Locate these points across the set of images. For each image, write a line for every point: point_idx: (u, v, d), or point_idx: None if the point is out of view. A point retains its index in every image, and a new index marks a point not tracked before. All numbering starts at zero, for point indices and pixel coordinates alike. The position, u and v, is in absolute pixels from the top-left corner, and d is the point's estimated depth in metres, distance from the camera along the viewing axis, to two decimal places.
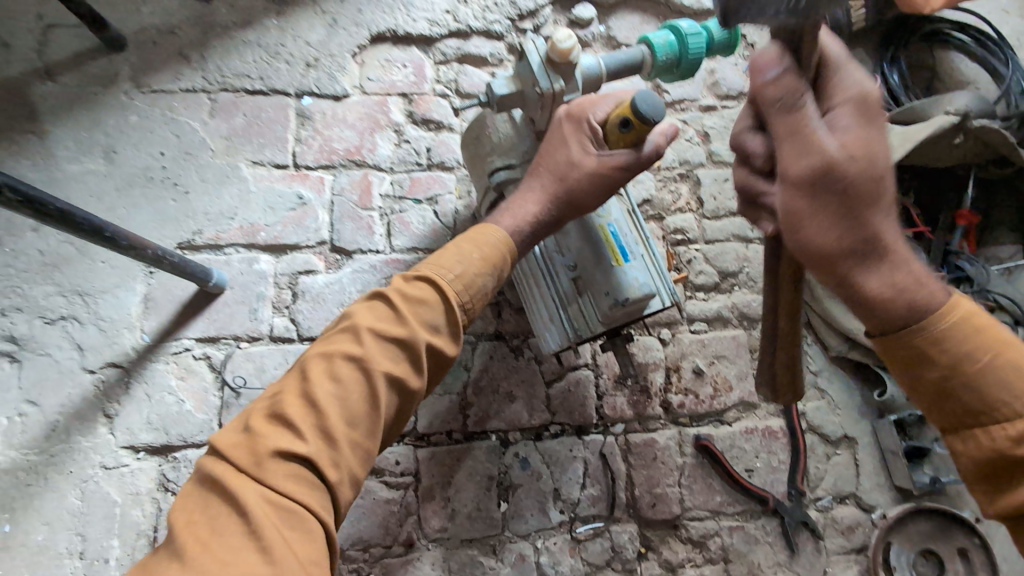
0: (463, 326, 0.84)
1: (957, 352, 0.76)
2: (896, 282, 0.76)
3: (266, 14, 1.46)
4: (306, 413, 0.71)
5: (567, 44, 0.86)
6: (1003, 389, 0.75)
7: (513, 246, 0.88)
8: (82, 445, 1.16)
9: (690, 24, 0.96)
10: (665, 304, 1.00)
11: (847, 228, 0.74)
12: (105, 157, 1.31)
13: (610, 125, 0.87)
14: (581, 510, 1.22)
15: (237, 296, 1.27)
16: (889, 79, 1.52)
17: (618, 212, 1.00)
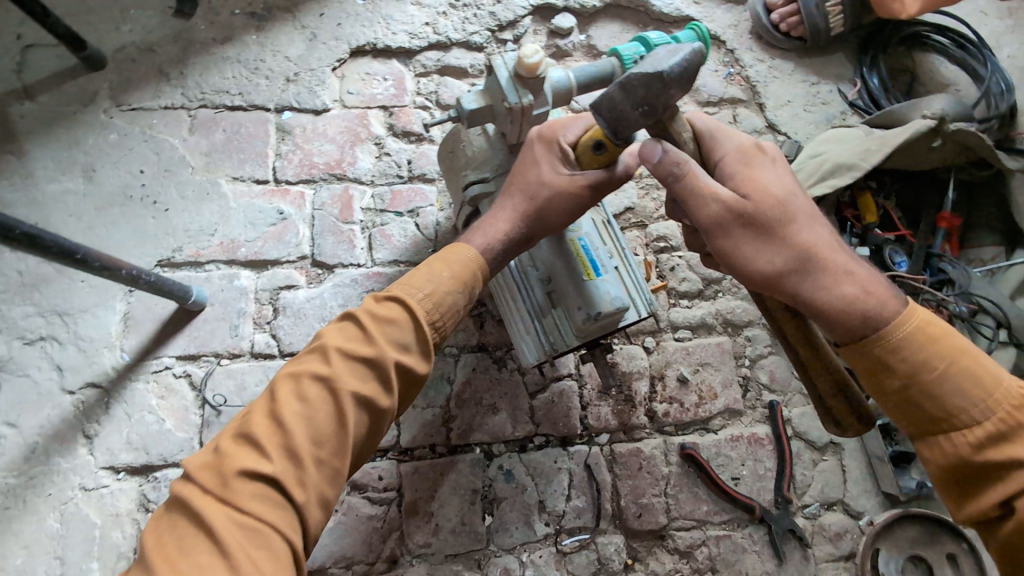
0: (436, 344, 0.83)
1: (915, 360, 0.76)
2: (843, 294, 0.78)
3: (245, 31, 1.46)
4: (272, 433, 0.71)
5: (534, 58, 0.86)
6: (961, 395, 0.74)
7: (484, 265, 0.88)
8: (61, 467, 1.15)
9: (659, 35, 0.97)
10: (641, 315, 1.00)
11: (764, 252, 0.79)
12: (84, 176, 1.30)
13: (582, 145, 0.87)
14: (566, 522, 1.21)
15: (218, 313, 1.27)
16: (868, 83, 1.52)
17: (590, 225, 0.99)
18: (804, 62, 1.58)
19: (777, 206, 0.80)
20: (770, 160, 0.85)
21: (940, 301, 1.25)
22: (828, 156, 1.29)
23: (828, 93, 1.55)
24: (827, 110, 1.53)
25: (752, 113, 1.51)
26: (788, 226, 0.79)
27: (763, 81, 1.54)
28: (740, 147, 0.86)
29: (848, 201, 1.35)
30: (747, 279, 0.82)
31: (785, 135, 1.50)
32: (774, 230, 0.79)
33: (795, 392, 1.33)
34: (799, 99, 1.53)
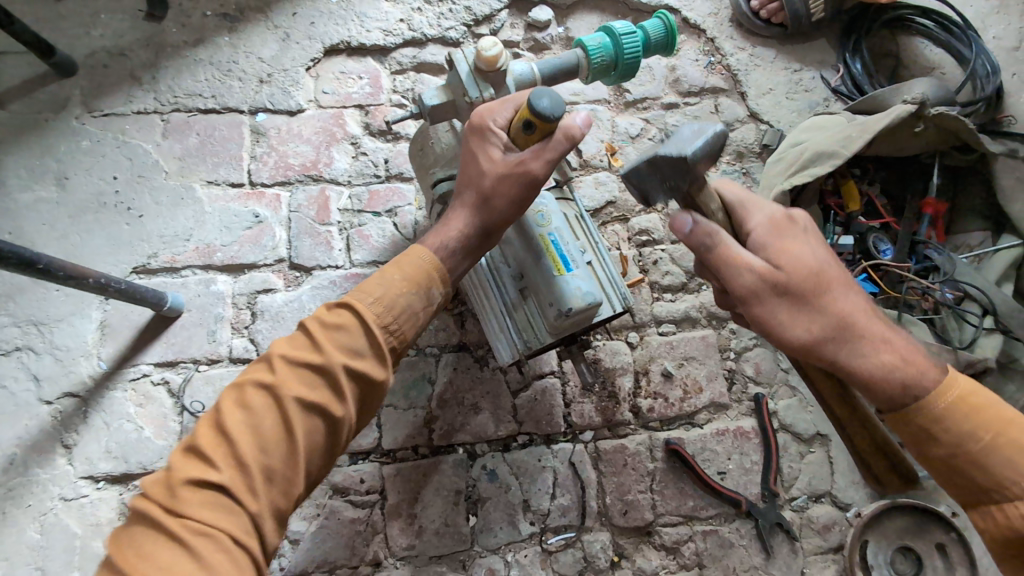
0: (393, 348, 0.81)
1: (960, 432, 0.80)
2: (882, 362, 0.80)
3: (217, 32, 1.44)
4: (220, 442, 0.72)
5: (493, 52, 0.86)
6: (1007, 468, 0.78)
7: (440, 265, 0.85)
8: (40, 477, 1.14)
9: (625, 25, 0.96)
10: (615, 310, 0.99)
11: (801, 323, 0.81)
12: (57, 184, 1.29)
13: (512, 128, 0.84)
14: (552, 521, 1.20)
15: (195, 319, 1.25)
16: (851, 68, 1.50)
17: (560, 219, 0.97)
18: (785, 49, 1.56)
19: (813, 277, 0.81)
20: (803, 229, 0.86)
21: (926, 287, 1.23)
22: (808, 144, 1.27)
23: (811, 80, 1.53)
24: (810, 97, 1.51)
25: (734, 103, 1.50)
26: (826, 297, 0.81)
27: (744, 70, 1.52)
28: (772, 217, 0.87)
29: (831, 189, 1.33)
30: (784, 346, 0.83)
31: (768, 124, 1.48)
32: (812, 302, 0.80)
33: (782, 383, 1.32)
34: (781, 86, 1.51)
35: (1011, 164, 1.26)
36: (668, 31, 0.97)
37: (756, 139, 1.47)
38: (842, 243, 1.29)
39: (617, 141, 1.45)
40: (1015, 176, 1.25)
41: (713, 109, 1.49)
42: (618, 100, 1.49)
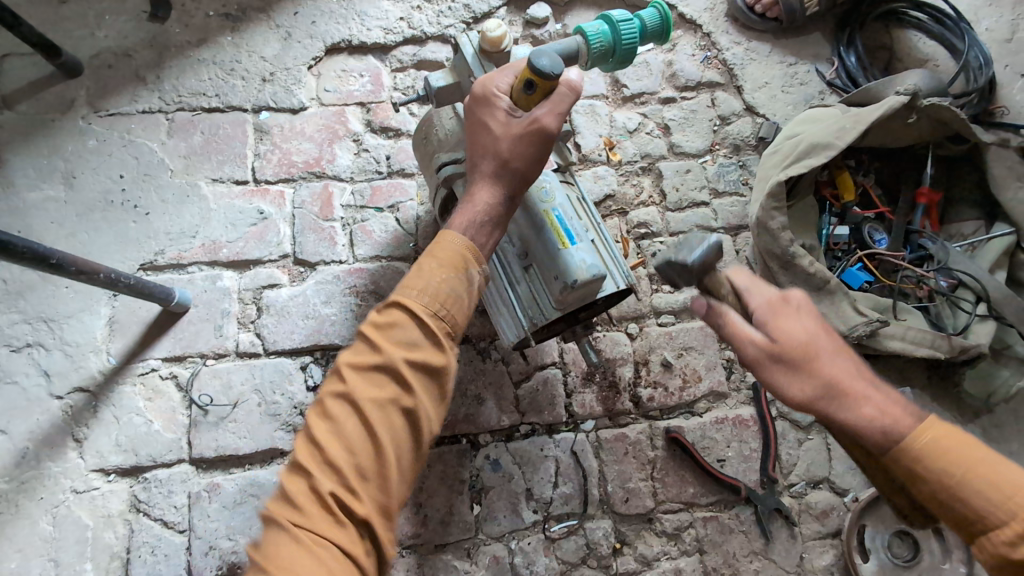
0: (448, 333, 0.79)
1: (940, 470, 0.70)
2: (867, 417, 0.74)
3: (220, 32, 1.46)
4: (310, 458, 0.71)
5: (496, 33, 0.91)
6: (985, 501, 0.69)
7: (475, 245, 0.83)
8: (52, 470, 1.16)
9: (622, 13, 0.98)
10: (619, 286, 1.00)
11: (796, 385, 0.77)
12: (65, 183, 1.31)
13: (514, 91, 0.87)
14: (554, 508, 1.22)
15: (202, 314, 1.28)
16: (846, 61, 1.52)
17: (563, 198, 0.99)
18: (781, 43, 1.57)
19: (806, 346, 0.78)
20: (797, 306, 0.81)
21: (920, 276, 1.27)
22: (803, 136, 1.28)
23: (806, 73, 1.55)
24: (805, 90, 1.53)
25: (730, 97, 1.52)
26: (815, 362, 0.76)
27: (740, 64, 1.54)
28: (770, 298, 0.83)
29: (827, 180, 1.36)
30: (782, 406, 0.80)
31: (764, 117, 1.50)
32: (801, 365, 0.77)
33: None
34: (777, 80, 1.53)
35: (1002, 154, 1.26)
36: (664, 19, 0.99)
37: (753, 132, 1.49)
38: (837, 234, 1.32)
39: (615, 135, 1.47)
40: (1007, 165, 1.26)
41: (710, 103, 1.51)
42: (616, 95, 1.51)
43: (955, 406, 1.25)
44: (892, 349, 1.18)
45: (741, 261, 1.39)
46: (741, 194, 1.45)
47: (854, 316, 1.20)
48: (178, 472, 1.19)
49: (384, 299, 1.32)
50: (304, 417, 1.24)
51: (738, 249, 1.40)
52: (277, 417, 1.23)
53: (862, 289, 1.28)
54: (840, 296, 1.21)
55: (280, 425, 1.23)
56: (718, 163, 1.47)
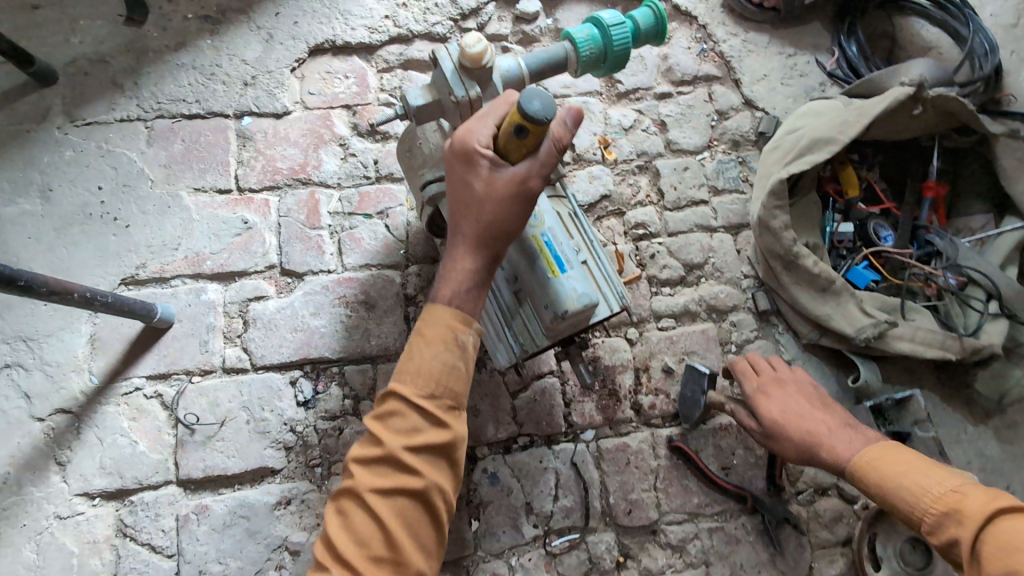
0: (446, 407, 0.80)
1: (874, 485, 0.92)
2: (829, 454, 0.99)
3: (199, 35, 1.41)
4: (329, 552, 0.76)
5: (478, 48, 0.83)
6: (905, 494, 0.88)
7: (465, 316, 0.83)
8: (35, 496, 1.12)
9: (614, 15, 0.92)
10: (612, 310, 0.96)
11: (781, 448, 1.05)
12: (41, 197, 1.26)
13: (502, 137, 0.81)
14: (555, 522, 1.19)
15: (186, 329, 1.23)
16: (846, 51, 1.47)
17: (553, 219, 0.94)
18: (779, 33, 1.52)
19: (777, 412, 1.06)
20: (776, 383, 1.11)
21: (928, 274, 1.22)
22: (804, 130, 1.24)
23: (805, 65, 1.50)
24: (805, 82, 1.48)
25: (728, 90, 1.47)
26: (781, 420, 1.05)
27: (737, 56, 1.49)
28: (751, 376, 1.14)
29: (830, 176, 1.31)
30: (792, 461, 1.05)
31: (763, 110, 1.46)
32: (771, 425, 1.06)
33: None
34: (776, 72, 1.48)
35: (1012, 145, 1.21)
36: (659, 20, 0.94)
37: (752, 127, 1.45)
38: (842, 231, 1.26)
39: (610, 133, 1.42)
40: (1017, 157, 1.21)
41: (708, 97, 1.47)
42: (610, 92, 1.46)
43: (965, 407, 1.22)
44: (901, 350, 1.15)
45: (743, 262, 1.35)
46: (741, 191, 1.40)
47: (860, 317, 1.17)
48: (165, 494, 1.15)
49: (375, 309, 1.28)
50: (295, 434, 1.20)
51: (739, 248, 1.36)
52: (267, 435, 1.19)
53: (868, 288, 1.24)
54: (846, 296, 1.18)
55: (270, 443, 1.19)
56: (717, 159, 1.42)
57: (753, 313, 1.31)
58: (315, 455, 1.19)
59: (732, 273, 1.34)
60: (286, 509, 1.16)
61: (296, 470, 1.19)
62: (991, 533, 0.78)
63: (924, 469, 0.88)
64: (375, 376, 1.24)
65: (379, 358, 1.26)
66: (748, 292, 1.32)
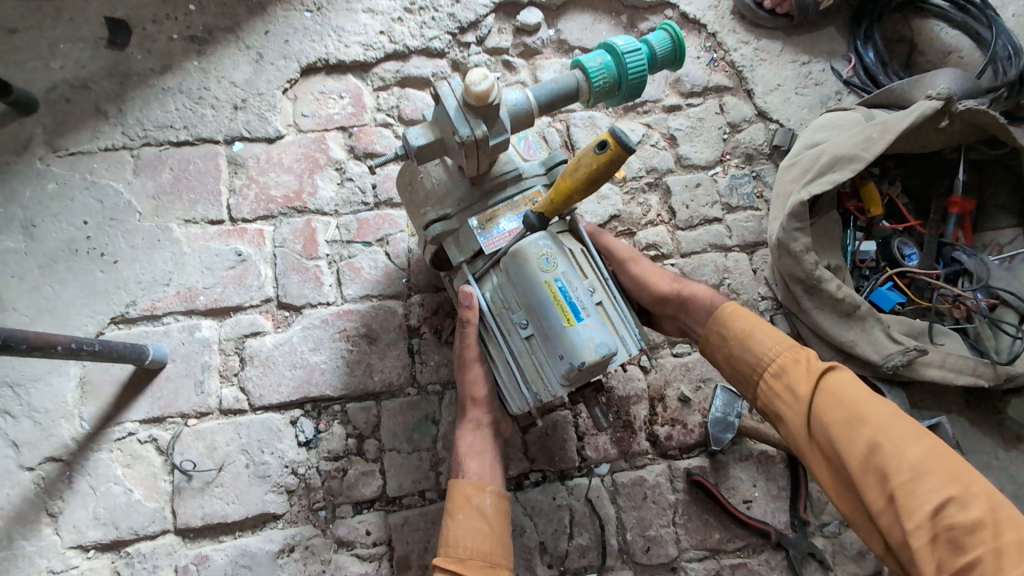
0: (485, 565, 0.90)
1: (737, 330, 0.99)
2: (699, 294, 1.06)
3: (186, 57, 1.35)
4: None
5: (484, 85, 0.78)
6: (766, 344, 0.95)
7: (481, 482, 0.97)
8: (26, 550, 1.07)
9: (628, 41, 0.88)
10: (631, 354, 0.91)
11: (652, 277, 1.10)
12: (24, 233, 1.21)
13: (584, 149, 0.84)
14: (571, 562, 1.14)
15: (180, 369, 1.18)
16: (864, 58, 1.41)
17: (567, 263, 0.89)
18: (792, 40, 1.46)
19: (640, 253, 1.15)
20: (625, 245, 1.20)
21: (957, 295, 1.16)
22: (823, 147, 1.18)
23: (820, 73, 1.44)
24: (820, 91, 1.42)
25: (740, 102, 1.41)
26: (646, 260, 1.14)
27: (749, 65, 1.43)
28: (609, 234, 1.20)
29: (849, 192, 1.25)
30: (650, 294, 1.10)
31: (777, 122, 1.40)
32: (641, 258, 1.13)
33: None
34: (789, 82, 1.42)
35: None
36: (677, 45, 0.90)
37: (766, 140, 1.39)
38: (863, 251, 1.21)
39: None
40: None
41: (719, 109, 1.40)
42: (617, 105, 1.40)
43: (997, 432, 1.17)
44: (931, 377, 1.10)
45: (760, 282, 1.29)
46: (756, 208, 1.35)
47: (888, 344, 1.11)
48: (162, 545, 1.10)
49: (377, 342, 1.23)
50: (297, 476, 1.15)
51: (755, 268, 1.30)
52: (268, 479, 1.14)
53: (893, 311, 1.19)
54: (871, 322, 1.12)
55: (271, 487, 1.14)
56: (730, 175, 1.36)
57: None
58: (318, 498, 1.15)
59: (749, 295, 1.28)
60: (289, 556, 1.11)
61: (299, 514, 1.14)
62: (831, 381, 0.87)
63: (778, 329, 0.96)
64: (379, 414, 1.19)
65: (382, 394, 1.20)
66: (766, 315, 1.26)
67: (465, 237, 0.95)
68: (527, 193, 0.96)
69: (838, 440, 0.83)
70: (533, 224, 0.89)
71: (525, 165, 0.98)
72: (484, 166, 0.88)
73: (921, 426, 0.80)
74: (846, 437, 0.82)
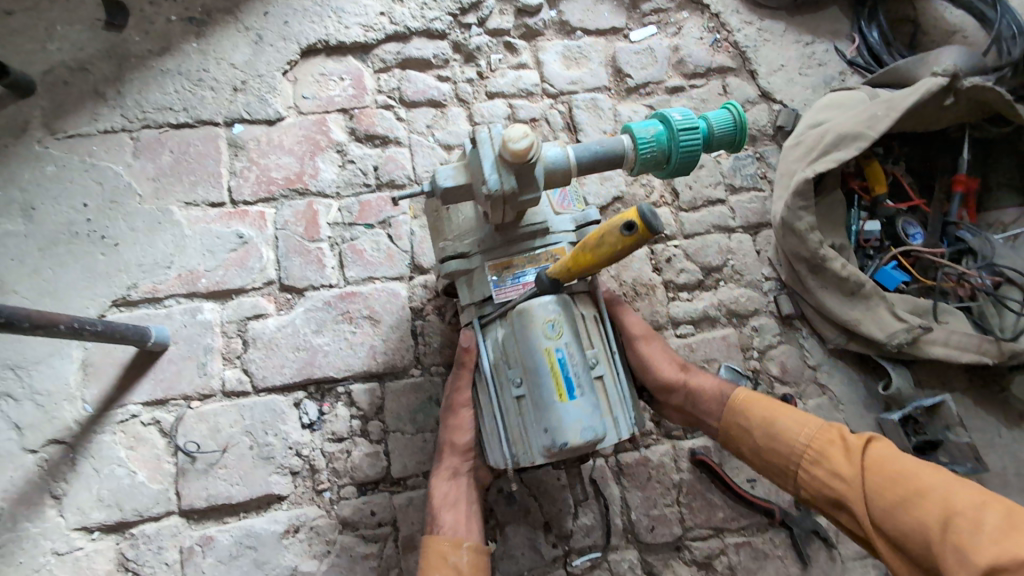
0: None
1: (757, 417, 0.99)
2: (708, 386, 1.07)
3: (184, 38, 1.33)
4: None
5: (524, 144, 0.78)
6: (792, 427, 0.95)
7: (458, 540, 0.95)
8: (30, 532, 1.07)
9: (686, 115, 0.87)
10: (620, 438, 0.90)
11: (662, 362, 1.08)
12: (23, 216, 1.19)
13: (609, 228, 0.82)
14: (576, 542, 1.14)
15: (183, 351, 1.17)
16: (867, 39, 1.40)
17: (571, 335, 0.88)
18: (796, 21, 1.45)
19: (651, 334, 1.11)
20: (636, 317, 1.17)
21: (961, 274, 1.16)
22: (829, 126, 1.17)
23: (824, 53, 1.43)
24: (824, 71, 1.41)
25: (743, 83, 1.40)
26: (658, 341, 1.11)
27: (752, 46, 1.42)
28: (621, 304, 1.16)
29: (853, 171, 1.24)
30: (657, 378, 1.07)
31: (780, 103, 1.39)
32: (655, 339, 1.10)
33: (809, 381, 1.22)
34: (792, 63, 1.41)
35: None
36: (737, 126, 0.90)
37: (769, 121, 1.38)
38: (868, 230, 1.21)
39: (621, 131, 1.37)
40: None
41: (722, 90, 1.40)
42: (620, 87, 1.40)
43: (999, 410, 1.17)
44: (934, 355, 1.10)
45: (764, 263, 1.29)
46: (759, 189, 1.34)
47: (892, 321, 1.12)
48: (167, 526, 1.10)
49: (381, 325, 1.22)
50: (302, 458, 1.15)
51: (758, 249, 1.30)
52: (272, 460, 1.14)
53: (898, 289, 1.18)
54: (876, 301, 1.12)
55: (275, 468, 1.14)
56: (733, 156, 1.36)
57: (776, 318, 1.25)
58: (323, 479, 1.14)
59: (752, 276, 1.28)
60: (295, 537, 1.11)
61: (303, 495, 1.14)
62: (875, 457, 0.85)
63: (799, 411, 0.96)
64: (382, 396, 1.19)
65: (386, 375, 1.20)
66: (769, 295, 1.27)
67: (478, 279, 0.95)
68: (550, 248, 0.95)
69: (901, 518, 0.78)
70: (545, 286, 0.88)
71: (553, 219, 0.96)
72: (509, 217, 0.88)
73: (988, 491, 0.75)
74: (913, 517, 0.77)
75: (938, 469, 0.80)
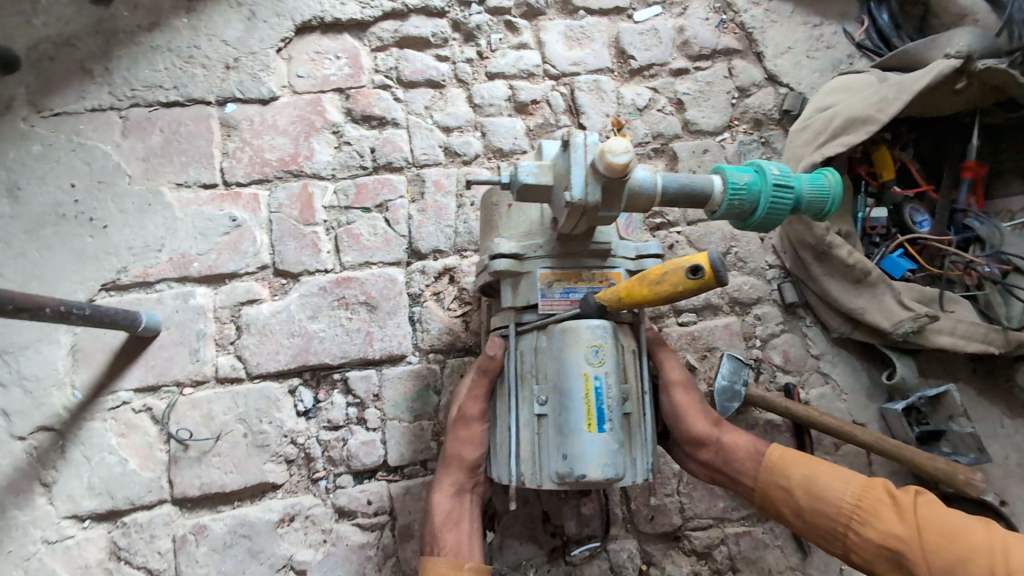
0: None
1: (795, 475, 0.94)
2: (740, 441, 1.01)
3: (174, 14, 1.29)
4: None
5: (622, 159, 0.75)
6: (832, 487, 0.91)
7: (462, 563, 0.93)
8: (20, 520, 1.05)
9: (785, 173, 0.85)
10: (635, 480, 0.86)
11: (693, 416, 1.01)
12: (9, 196, 1.16)
13: (677, 268, 0.79)
14: (575, 532, 1.12)
15: (174, 337, 1.14)
16: (877, 20, 1.36)
17: (611, 364, 0.86)
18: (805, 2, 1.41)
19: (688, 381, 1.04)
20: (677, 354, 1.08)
21: (969, 262, 1.15)
22: (837, 109, 1.14)
23: (832, 35, 1.40)
24: (832, 54, 1.38)
25: (749, 66, 1.37)
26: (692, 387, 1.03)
27: (759, 27, 1.38)
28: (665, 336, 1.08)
29: (861, 156, 1.21)
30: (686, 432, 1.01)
31: (787, 87, 1.36)
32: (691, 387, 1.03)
33: (812, 371, 1.21)
34: (800, 45, 1.38)
35: None
36: (830, 196, 0.87)
37: (775, 105, 1.35)
38: (875, 217, 1.18)
39: (624, 114, 1.33)
40: None
41: (727, 73, 1.37)
42: (622, 69, 1.37)
43: (1002, 400, 1.16)
44: (939, 344, 1.08)
45: (768, 251, 1.27)
46: None
47: (898, 310, 1.09)
48: (159, 514, 1.08)
49: (377, 311, 1.19)
50: (297, 446, 1.13)
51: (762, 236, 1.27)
52: (266, 448, 1.12)
53: (904, 278, 1.17)
54: (882, 288, 1.10)
55: (270, 456, 1.12)
56: (738, 141, 1.34)
57: (779, 306, 1.24)
58: (318, 468, 1.13)
59: (756, 264, 1.26)
60: (290, 526, 1.10)
61: (299, 484, 1.12)
62: (926, 517, 0.85)
63: (838, 467, 0.93)
64: (379, 383, 1.17)
65: (383, 362, 1.18)
66: (773, 283, 1.25)
67: (525, 285, 0.91)
68: (607, 271, 0.92)
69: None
70: (591, 310, 0.87)
71: (619, 244, 0.94)
72: (579, 229, 0.85)
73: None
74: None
75: (986, 523, 0.83)
